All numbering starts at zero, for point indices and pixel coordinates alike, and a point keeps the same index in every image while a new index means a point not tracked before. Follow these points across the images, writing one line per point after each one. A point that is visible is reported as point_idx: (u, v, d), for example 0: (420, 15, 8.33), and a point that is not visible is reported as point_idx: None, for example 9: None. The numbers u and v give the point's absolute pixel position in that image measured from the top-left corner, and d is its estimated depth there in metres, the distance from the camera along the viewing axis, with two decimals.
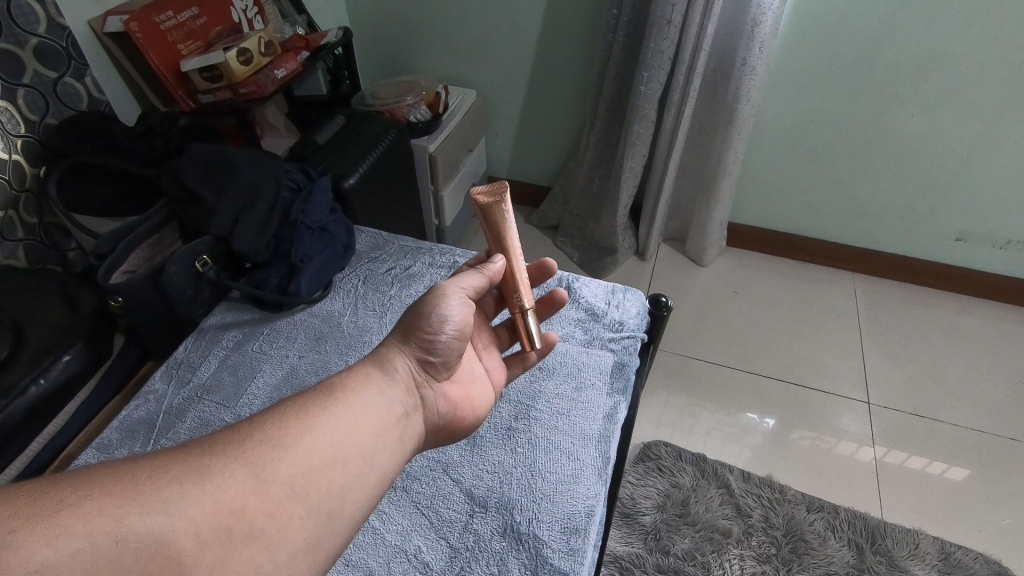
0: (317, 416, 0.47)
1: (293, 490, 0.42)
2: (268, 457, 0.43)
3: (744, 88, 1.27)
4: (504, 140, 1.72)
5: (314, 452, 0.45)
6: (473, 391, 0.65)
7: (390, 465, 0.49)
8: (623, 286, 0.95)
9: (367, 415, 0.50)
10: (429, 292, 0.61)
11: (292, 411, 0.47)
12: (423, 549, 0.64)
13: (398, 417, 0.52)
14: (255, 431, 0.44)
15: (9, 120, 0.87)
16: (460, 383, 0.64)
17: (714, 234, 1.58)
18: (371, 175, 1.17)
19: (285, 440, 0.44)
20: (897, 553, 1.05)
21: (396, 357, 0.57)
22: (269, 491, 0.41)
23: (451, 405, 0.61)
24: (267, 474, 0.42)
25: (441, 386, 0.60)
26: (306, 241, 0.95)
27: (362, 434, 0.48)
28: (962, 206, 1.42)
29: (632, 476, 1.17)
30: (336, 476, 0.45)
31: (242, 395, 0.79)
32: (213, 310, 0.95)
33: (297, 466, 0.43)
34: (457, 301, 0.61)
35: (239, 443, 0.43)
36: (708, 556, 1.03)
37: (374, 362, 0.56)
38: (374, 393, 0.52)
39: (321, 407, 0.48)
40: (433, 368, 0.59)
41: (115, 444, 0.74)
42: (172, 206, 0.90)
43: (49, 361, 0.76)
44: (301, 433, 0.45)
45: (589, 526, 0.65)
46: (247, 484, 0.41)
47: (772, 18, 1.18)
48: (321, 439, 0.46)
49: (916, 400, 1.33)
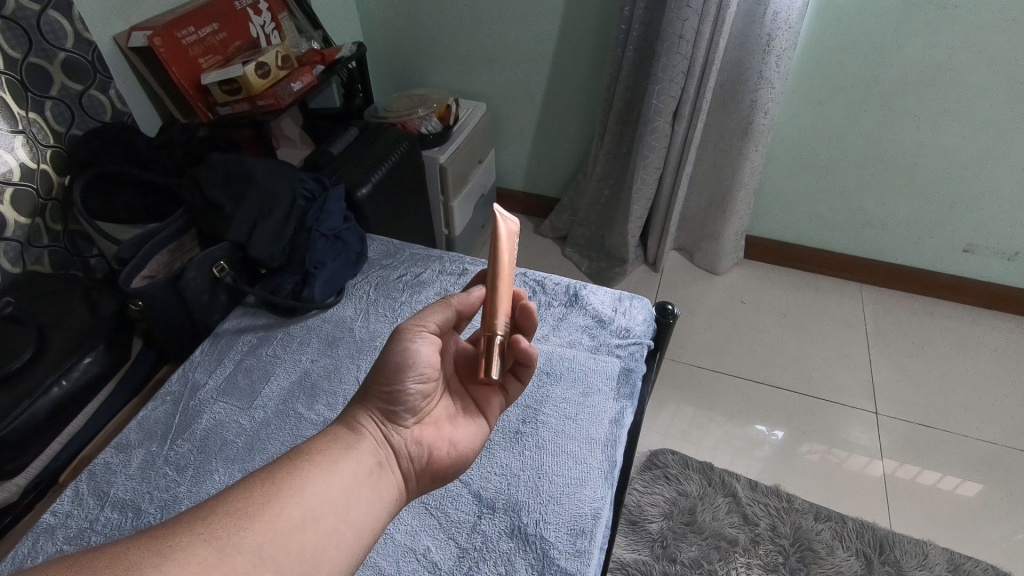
0: (284, 482, 0.46)
1: (262, 558, 0.41)
2: (233, 529, 0.41)
3: (764, 101, 1.30)
4: (514, 151, 1.75)
5: (283, 517, 0.44)
6: (455, 427, 0.62)
7: (367, 517, 0.49)
8: (630, 293, 0.96)
9: (336, 473, 0.49)
10: (394, 338, 0.60)
11: (258, 480, 0.46)
12: (432, 549, 0.65)
13: (369, 472, 0.51)
14: (220, 505, 0.43)
15: (38, 131, 0.90)
16: (433, 423, 0.60)
17: (730, 244, 1.60)
18: (383, 185, 1.19)
19: (251, 510, 0.43)
20: (906, 564, 1.05)
21: (361, 416, 0.56)
22: (235, 563, 0.40)
23: (426, 447, 0.57)
24: (232, 545, 0.40)
25: (413, 431, 0.57)
26: (320, 248, 0.97)
27: (334, 492, 0.48)
28: (970, 218, 1.42)
29: (639, 484, 1.17)
30: (308, 537, 0.44)
31: (256, 399, 0.81)
32: (230, 314, 0.97)
33: (264, 533, 0.42)
34: (424, 340, 0.60)
35: (204, 519, 0.41)
36: (716, 564, 1.04)
37: (341, 425, 0.55)
38: (341, 453, 0.51)
39: (288, 472, 0.47)
40: (399, 416, 0.57)
41: (133, 444, 0.76)
42: (192, 213, 0.92)
43: (72, 361, 0.79)
44: (268, 500, 0.44)
45: (596, 528, 0.67)
46: (211, 560, 0.39)
47: (792, 32, 1.21)
48: (289, 503, 0.45)
49: (926, 411, 1.32)
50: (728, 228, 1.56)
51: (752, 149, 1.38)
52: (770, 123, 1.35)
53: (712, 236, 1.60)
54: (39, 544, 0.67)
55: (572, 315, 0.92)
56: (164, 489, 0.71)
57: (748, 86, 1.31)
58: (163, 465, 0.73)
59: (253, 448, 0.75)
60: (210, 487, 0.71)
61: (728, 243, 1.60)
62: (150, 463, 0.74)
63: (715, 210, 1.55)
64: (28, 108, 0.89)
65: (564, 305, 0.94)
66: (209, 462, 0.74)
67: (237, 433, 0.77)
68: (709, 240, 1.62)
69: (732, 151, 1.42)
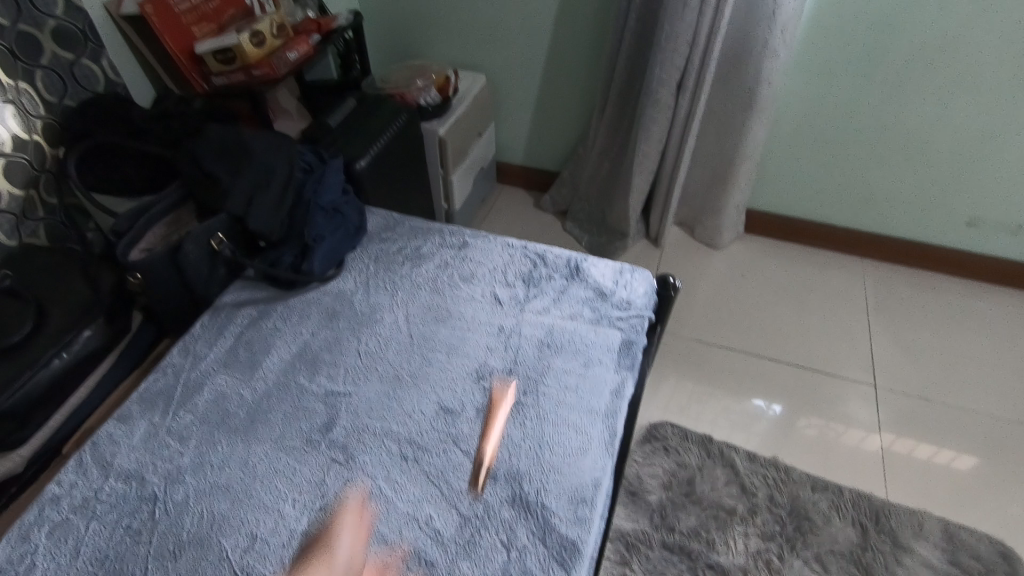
0: None
1: None
2: None
3: (768, 72, 1.28)
4: (513, 125, 1.72)
5: None
6: None
7: None
8: (632, 266, 0.96)
9: None
10: None
11: None
12: (434, 516, 0.66)
13: None
14: None
15: (29, 102, 0.89)
16: None
17: (731, 218, 1.59)
18: (382, 157, 1.17)
19: None
20: (902, 533, 1.07)
21: None
22: None
23: None
24: None
25: None
26: (319, 221, 0.94)
27: None
28: (973, 191, 1.41)
29: (639, 456, 1.18)
30: None
31: (257, 370, 0.81)
32: (229, 288, 0.95)
33: None
34: None
35: None
36: (713, 533, 1.05)
37: None
38: None
39: None
40: None
41: (135, 415, 0.77)
42: (188, 185, 0.91)
43: (71, 335, 0.79)
44: None
45: (597, 496, 0.67)
46: None
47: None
48: None
49: (924, 384, 1.33)
50: (729, 202, 1.55)
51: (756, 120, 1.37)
52: (773, 94, 1.33)
53: (713, 210, 1.59)
54: (45, 513, 0.67)
55: (573, 288, 0.92)
56: (167, 459, 0.72)
57: (753, 56, 1.28)
58: (166, 436, 0.74)
59: (255, 419, 0.75)
60: (213, 458, 0.71)
61: (729, 217, 1.59)
62: (153, 435, 0.74)
63: (717, 184, 1.54)
64: (19, 78, 0.87)
65: (565, 278, 0.94)
66: (212, 432, 0.74)
67: (239, 405, 0.77)
68: (711, 214, 1.61)
69: (735, 124, 1.40)
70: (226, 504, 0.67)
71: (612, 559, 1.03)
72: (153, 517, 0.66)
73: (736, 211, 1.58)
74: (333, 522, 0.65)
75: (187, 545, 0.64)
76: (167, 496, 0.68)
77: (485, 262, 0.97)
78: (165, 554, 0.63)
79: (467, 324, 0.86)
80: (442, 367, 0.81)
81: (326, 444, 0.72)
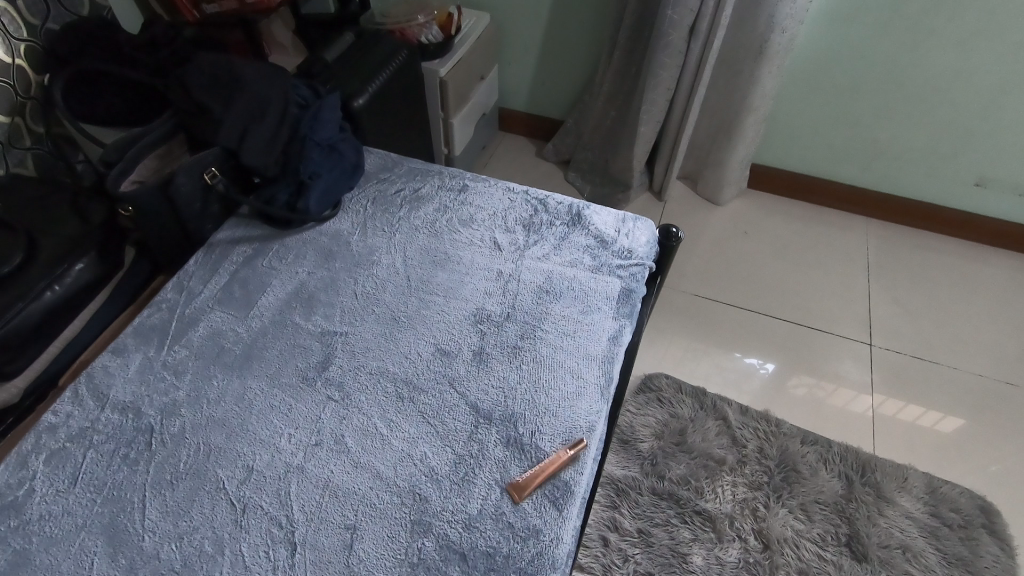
0: None
1: None
2: None
3: (784, 17, 1.23)
4: (517, 68, 1.66)
5: None
6: None
7: None
8: (634, 215, 0.94)
9: None
10: None
11: None
12: (429, 454, 0.66)
13: None
14: None
15: (9, 23, 0.85)
16: None
17: (735, 173, 1.56)
18: (380, 96, 1.14)
19: None
20: (886, 486, 1.09)
21: None
22: None
23: None
24: None
25: None
26: (315, 157, 0.91)
27: None
28: (986, 150, 1.38)
29: (632, 406, 1.19)
30: None
31: (252, 308, 0.81)
32: (223, 225, 0.93)
33: None
34: None
35: None
36: (702, 482, 1.08)
37: None
38: None
39: None
40: None
41: (130, 349, 0.76)
42: (180, 116, 0.88)
43: (63, 268, 0.80)
44: None
45: (590, 439, 0.68)
46: None
47: None
48: None
49: (919, 344, 1.34)
50: (735, 155, 1.51)
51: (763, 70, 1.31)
52: (787, 43, 1.27)
53: (718, 165, 1.56)
54: (42, 441, 0.68)
55: (574, 235, 0.90)
56: (163, 393, 0.72)
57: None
58: (161, 370, 0.74)
59: (251, 356, 0.75)
60: (209, 392, 0.71)
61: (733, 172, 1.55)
62: (148, 368, 0.74)
63: (725, 137, 1.50)
64: None
65: (566, 224, 0.92)
66: (208, 368, 0.74)
67: (235, 341, 0.77)
68: (716, 169, 1.57)
69: (746, 73, 1.36)
70: (222, 437, 0.67)
71: (602, 503, 1.05)
72: (149, 448, 0.67)
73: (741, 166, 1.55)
74: (328, 456, 0.66)
75: (183, 476, 0.65)
76: (163, 428, 0.68)
77: (486, 206, 0.95)
78: (162, 483, 0.64)
79: (466, 268, 0.85)
80: (440, 310, 0.80)
81: (322, 382, 0.72)
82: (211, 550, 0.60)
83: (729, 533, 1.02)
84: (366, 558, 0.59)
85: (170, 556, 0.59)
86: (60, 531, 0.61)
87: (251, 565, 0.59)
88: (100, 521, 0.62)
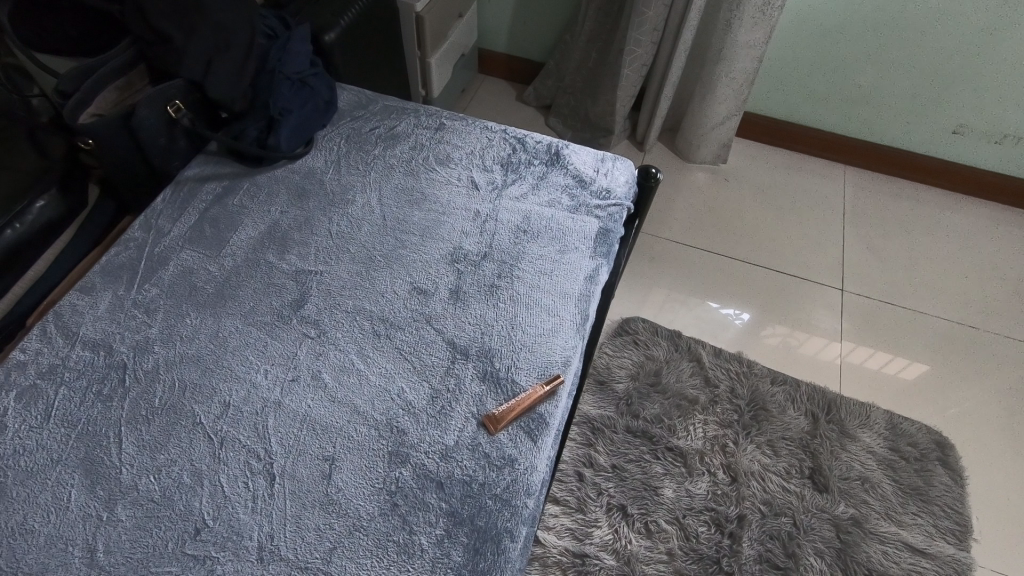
0: None
1: None
2: None
3: None
4: (498, 6, 1.61)
5: None
6: None
7: None
8: (613, 154, 0.93)
9: None
10: None
11: None
12: (406, 389, 0.67)
13: None
14: None
15: None
16: None
17: (710, 133, 1.52)
18: (353, 30, 1.09)
19: None
20: (849, 422, 1.14)
21: None
22: None
23: None
24: None
25: None
26: (285, 91, 0.89)
27: None
28: (966, 97, 1.38)
29: (609, 348, 1.22)
30: None
31: (226, 246, 0.79)
32: (191, 162, 0.90)
33: None
34: None
35: None
36: (674, 420, 1.11)
37: None
38: None
39: None
40: None
41: (98, 288, 0.74)
42: (138, 46, 0.83)
43: (24, 205, 0.80)
44: None
45: (566, 374, 0.69)
46: None
47: None
48: None
49: (889, 290, 1.37)
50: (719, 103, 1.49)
51: (739, 20, 1.28)
52: None
53: (694, 117, 1.52)
54: (11, 378, 0.67)
55: (552, 175, 0.89)
56: (135, 330, 0.71)
57: None
58: (132, 308, 0.72)
59: (224, 294, 0.74)
60: (183, 330, 0.71)
61: (712, 132, 1.52)
62: (117, 307, 0.72)
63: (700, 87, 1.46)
64: None
65: (545, 164, 0.91)
66: (180, 306, 0.73)
67: (207, 280, 0.76)
68: (693, 120, 1.53)
69: (722, 17, 1.31)
70: (197, 373, 0.67)
71: (578, 441, 1.09)
72: (122, 385, 0.66)
73: (721, 128, 1.50)
74: (305, 392, 0.66)
75: (159, 412, 0.64)
76: (136, 365, 0.68)
77: (464, 145, 0.93)
78: (137, 419, 0.64)
79: (443, 208, 0.84)
80: (416, 249, 0.79)
81: (298, 320, 0.72)
82: (189, 481, 0.60)
83: (698, 468, 1.06)
84: (344, 488, 0.60)
85: (148, 487, 0.60)
86: (35, 465, 0.61)
87: (230, 495, 0.59)
88: (76, 455, 0.62)
